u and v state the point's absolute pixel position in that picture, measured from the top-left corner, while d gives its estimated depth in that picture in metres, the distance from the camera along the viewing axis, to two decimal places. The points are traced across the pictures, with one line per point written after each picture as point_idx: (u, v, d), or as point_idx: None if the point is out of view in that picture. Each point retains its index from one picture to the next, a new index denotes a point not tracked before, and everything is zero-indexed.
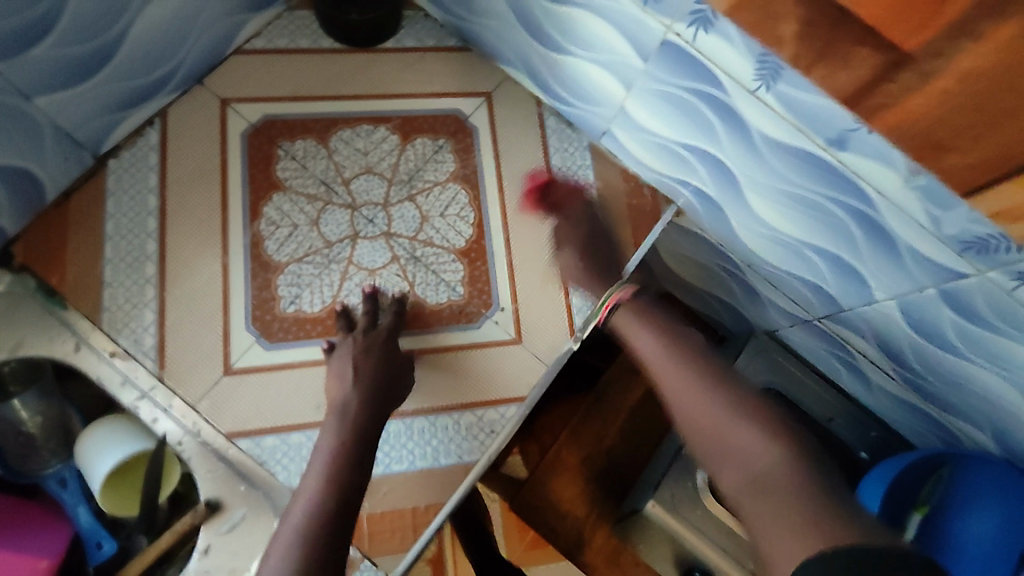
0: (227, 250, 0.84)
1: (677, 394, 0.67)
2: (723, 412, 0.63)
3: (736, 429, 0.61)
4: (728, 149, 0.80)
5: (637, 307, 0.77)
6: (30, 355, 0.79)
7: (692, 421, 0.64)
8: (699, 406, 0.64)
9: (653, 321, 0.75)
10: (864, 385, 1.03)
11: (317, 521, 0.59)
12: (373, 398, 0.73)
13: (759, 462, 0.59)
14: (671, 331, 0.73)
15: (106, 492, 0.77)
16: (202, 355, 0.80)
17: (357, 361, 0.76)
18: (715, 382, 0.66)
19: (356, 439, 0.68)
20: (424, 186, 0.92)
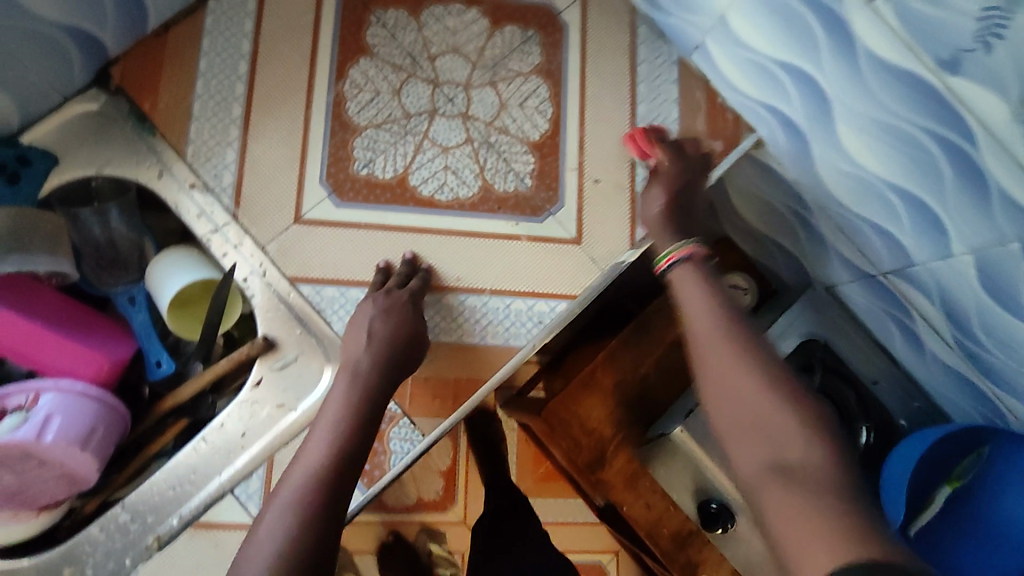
0: (310, 105, 0.86)
1: (709, 366, 0.52)
2: (771, 403, 0.49)
3: (778, 414, 0.48)
4: (827, 70, 0.77)
5: (699, 265, 0.61)
6: (115, 174, 0.83)
7: (713, 387, 0.51)
8: (730, 362, 0.51)
9: (713, 298, 0.57)
10: (916, 353, 1.00)
11: (320, 476, 0.56)
12: (387, 370, 0.71)
13: (794, 446, 0.47)
14: (726, 299, 0.57)
15: (173, 313, 0.83)
16: (275, 201, 0.83)
17: (375, 325, 0.74)
18: (759, 356, 0.51)
19: (369, 404, 0.65)
20: (507, 75, 0.91)
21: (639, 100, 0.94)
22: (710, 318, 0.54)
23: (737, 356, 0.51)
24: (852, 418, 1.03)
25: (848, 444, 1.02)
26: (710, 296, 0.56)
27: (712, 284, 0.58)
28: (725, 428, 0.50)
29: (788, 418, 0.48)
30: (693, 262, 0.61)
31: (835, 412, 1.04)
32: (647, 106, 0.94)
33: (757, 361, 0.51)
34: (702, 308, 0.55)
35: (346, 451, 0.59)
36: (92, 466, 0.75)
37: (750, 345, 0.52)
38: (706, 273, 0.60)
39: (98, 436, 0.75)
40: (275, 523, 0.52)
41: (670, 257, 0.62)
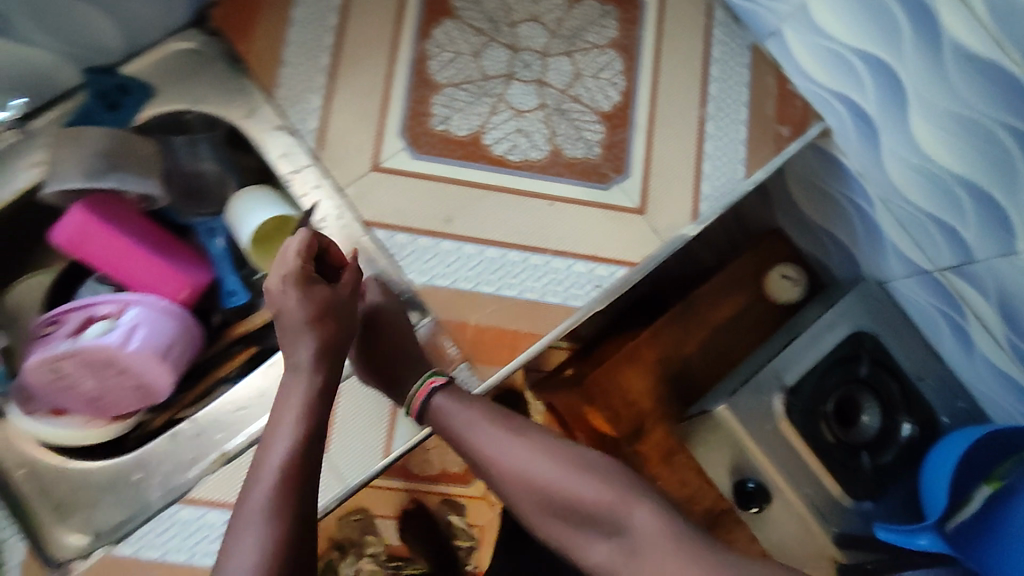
0: (393, 60, 0.89)
1: (500, 460, 0.72)
2: (582, 475, 0.70)
3: (584, 479, 0.69)
4: (907, 60, 0.78)
5: (454, 395, 0.78)
6: (207, 111, 0.86)
7: (544, 489, 0.70)
8: (530, 462, 0.72)
9: (473, 406, 0.76)
10: (965, 353, 1.00)
11: (279, 484, 0.61)
12: (330, 358, 0.72)
13: (594, 498, 0.69)
14: (484, 406, 0.76)
15: (254, 247, 0.86)
16: (354, 148, 0.87)
17: (289, 305, 0.71)
18: (552, 447, 0.72)
19: (320, 403, 0.69)
20: (584, 47, 0.94)
21: (711, 81, 0.95)
22: (484, 432, 0.74)
23: (550, 458, 0.72)
24: (894, 409, 1.06)
25: (886, 437, 1.04)
26: (474, 409, 0.76)
27: (472, 400, 0.77)
28: (553, 512, 0.70)
29: (588, 482, 0.69)
30: (443, 389, 0.77)
31: (877, 401, 1.06)
32: (719, 87, 0.95)
33: (549, 445, 0.73)
34: (473, 420, 0.75)
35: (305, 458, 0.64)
36: (167, 379, 0.80)
37: (539, 445, 0.73)
38: (460, 394, 0.78)
39: (176, 351, 0.80)
40: (246, 540, 0.58)
41: (425, 386, 0.78)
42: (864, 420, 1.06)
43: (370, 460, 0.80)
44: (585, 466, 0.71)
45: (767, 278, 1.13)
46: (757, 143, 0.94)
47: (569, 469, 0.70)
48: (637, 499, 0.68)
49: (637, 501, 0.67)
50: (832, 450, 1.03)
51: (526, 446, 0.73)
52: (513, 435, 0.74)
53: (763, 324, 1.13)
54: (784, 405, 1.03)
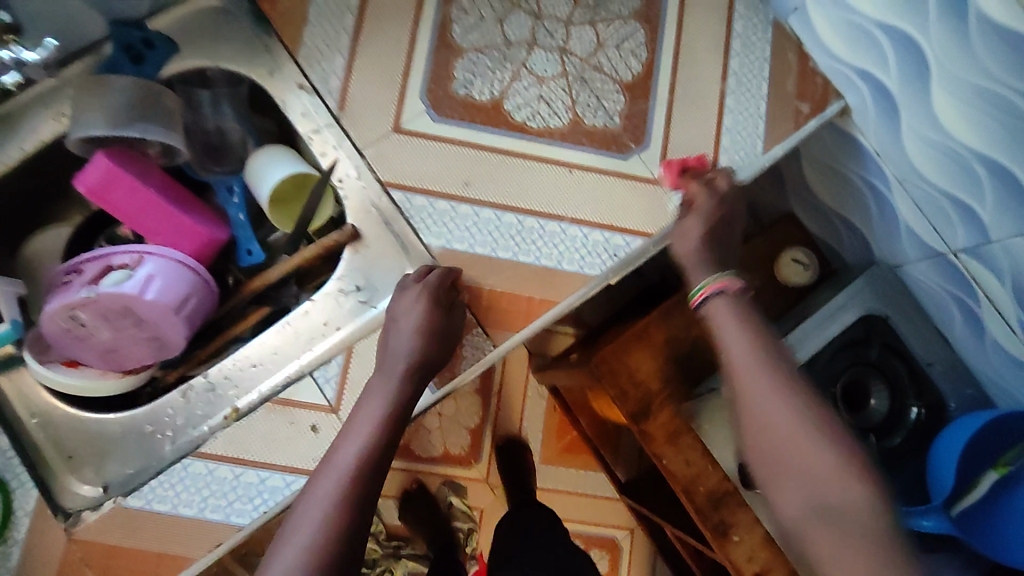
0: (417, 22, 0.89)
1: (747, 387, 0.60)
2: (809, 430, 0.57)
3: (812, 446, 0.56)
4: (932, 31, 0.78)
5: (739, 303, 0.67)
6: (230, 68, 0.86)
7: (766, 450, 0.58)
8: (785, 418, 0.57)
9: (748, 323, 0.65)
10: (974, 340, 1.00)
11: (353, 476, 0.61)
12: (418, 371, 0.76)
13: (829, 470, 0.55)
14: (761, 330, 0.65)
15: (273, 206, 0.87)
16: (375, 109, 0.86)
17: (405, 320, 0.79)
18: (796, 387, 0.60)
19: (396, 407, 0.71)
20: (607, 17, 0.94)
21: (732, 56, 0.95)
22: (746, 353, 0.62)
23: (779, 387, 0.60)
24: (903, 393, 1.07)
25: (897, 419, 1.05)
26: (745, 327, 0.65)
27: (746, 316, 0.66)
28: (756, 460, 0.59)
29: (822, 446, 0.56)
30: (733, 294, 0.68)
31: (885, 384, 1.07)
32: (740, 61, 0.95)
33: (790, 386, 0.60)
34: (735, 325, 0.65)
35: (378, 456, 0.65)
36: (180, 333, 0.79)
37: (782, 380, 0.60)
38: (740, 307, 0.67)
39: (190, 305, 0.79)
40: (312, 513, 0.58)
41: (702, 291, 0.69)
42: (872, 404, 1.06)
43: None
44: (826, 429, 0.58)
45: (778, 262, 1.15)
46: (776, 119, 0.94)
47: (816, 439, 0.57)
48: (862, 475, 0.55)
49: (861, 481, 0.55)
50: (843, 432, 1.03)
51: (786, 394, 0.59)
52: (758, 354, 0.62)
53: (772, 308, 1.16)
54: None
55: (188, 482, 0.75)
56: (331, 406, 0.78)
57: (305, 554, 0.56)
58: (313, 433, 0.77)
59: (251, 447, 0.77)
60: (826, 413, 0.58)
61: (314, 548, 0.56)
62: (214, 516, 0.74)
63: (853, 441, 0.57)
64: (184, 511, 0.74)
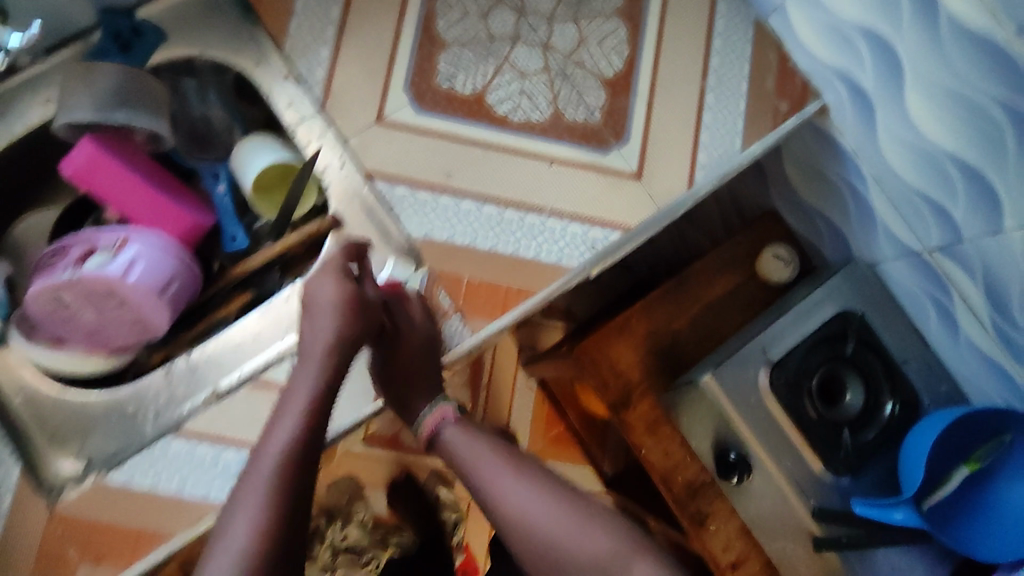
0: (402, 15, 0.91)
1: (511, 502, 0.73)
2: (578, 531, 0.71)
3: (585, 534, 0.71)
4: (907, 33, 0.80)
5: (462, 425, 0.80)
6: (216, 57, 0.88)
7: (549, 544, 0.70)
8: (545, 514, 0.72)
9: (478, 441, 0.78)
10: (949, 337, 1.02)
11: (285, 464, 0.63)
12: (340, 349, 0.72)
13: (602, 551, 0.70)
14: (484, 438, 0.78)
15: (258, 194, 0.89)
16: (360, 100, 0.88)
17: (319, 298, 0.74)
18: (555, 493, 0.73)
19: (326, 392, 0.70)
20: (590, 13, 0.95)
21: (713, 53, 0.96)
22: (484, 457, 0.76)
23: (544, 502, 0.73)
24: (878, 389, 1.06)
25: (871, 414, 1.05)
26: (482, 442, 0.77)
27: (480, 433, 0.78)
28: (527, 554, 0.72)
29: (594, 535, 0.71)
30: (454, 420, 0.80)
31: (861, 379, 1.07)
32: (721, 60, 0.96)
33: (566, 498, 0.73)
34: (479, 453, 0.76)
35: (310, 441, 0.67)
36: (164, 315, 0.81)
37: (550, 486, 0.74)
38: (466, 423, 0.80)
39: (175, 288, 0.80)
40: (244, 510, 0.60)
41: (434, 414, 0.80)
42: (847, 399, 1.07)
43: (360, 407, 0.84)
44: (597, 518, 0.72)
45: (761, 259, 1.14)
46: (756, 117, 0.95)
47: (570, 515, 0.72)
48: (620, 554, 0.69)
49: (641, 552, 0.70)
50: (815, 426, 1.04)
51: (542, 497, 0.73)
52: (512, 463, 0.76)
53: (753, 304, 1.15)
54: (768, 379, 1.05)
55: (169, 460, 0.77)
56: None
57: (247, 544, 0.59)
58: None
59: (231, 425, 0.78)
60: (574, 494, 0.74)
61: (256, 538, 0.59)
62: (194, 492, 0.75)
63: (620, 526, 0.72)
64: (164, 488, 0.76)
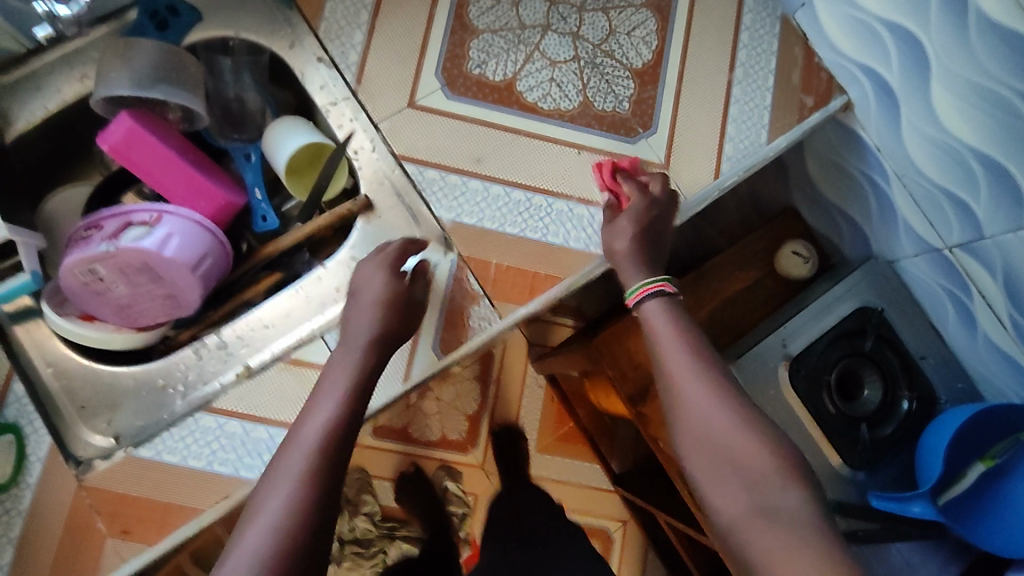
0: (435, 2, 0.92)
1: (690, 398, 0.67)
2: (754, 442, 0.63)
3: (758, 448, 0.63)
4: (932, 29, 0.81)
5: (671, 308, 0.74)
6: (251, 37, 0.89)
7: (714, 443, 0.64)
8: (717, 424, 0.65)
9: (683, 334, 0.72)
10: (967, 334, 1.03)
11: (322, 444, 0.62)
12: (381, 342, 0.76)
13: (765, 474, 0.61)
14: (694, 344, 0.71)
15: (289, 175, 0.90)
16: (392, 85, 0.89)
17: (365, 295, 0.80)
18: (738, 409, 0.66)
19: (365, 371, 0.73)
20: (619, 4, 0.96)
21: (740, 47, 0.97)
22: (681, 349, 0.70)
23: (724, 405, 0.66)
24: (896, 385, 1.07)
25: (889, 410, 1.05)
26: (682, 337, 0.71)
27: (682, 326, 0.73)
28: (698, 449, 0.65)
29: (764, 451, 0.63)
30: (666, 298, 0.74)
31: (879, 375, 1.07)
32: (747, 54, 0.97)
33: (740, 410, 0.66)
34: (672, 337, 0.71)
35: (347, 423, 0.66)
36: (195, 291, 0.81)
37: (725, 397, 0.67)
38: (673, 310, 0.74)
39: (207, 264, 0.81)
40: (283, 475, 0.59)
41: (642, 290, 0.76)
42: (864, 394, 1.07)
43: (392, 386, 0.83)
44: (767, 437, 0.64)
45: (781, 255, 1.16)
46: (781, 111, 0.96)
47: (753, 432, 0.64)
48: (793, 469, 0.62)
49: (796, 483, 0.60)
50: (833, 420, 1.04)
51: (714, 398, 0.66)
52: (709, 377, 0.69)
53: (772, 299, 1.16)
54: (789, 371, 1.04)
55: (198, 436, 0.78)
56: None
57: (281, 519, 0.55)
58: None
59: (260, 404, 0.79)
60: (760, 420, 0.65)
61: (290, 511, 0.55)
62: (223, 469, 0.77)
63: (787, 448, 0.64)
64: (194, 463, 0.77)
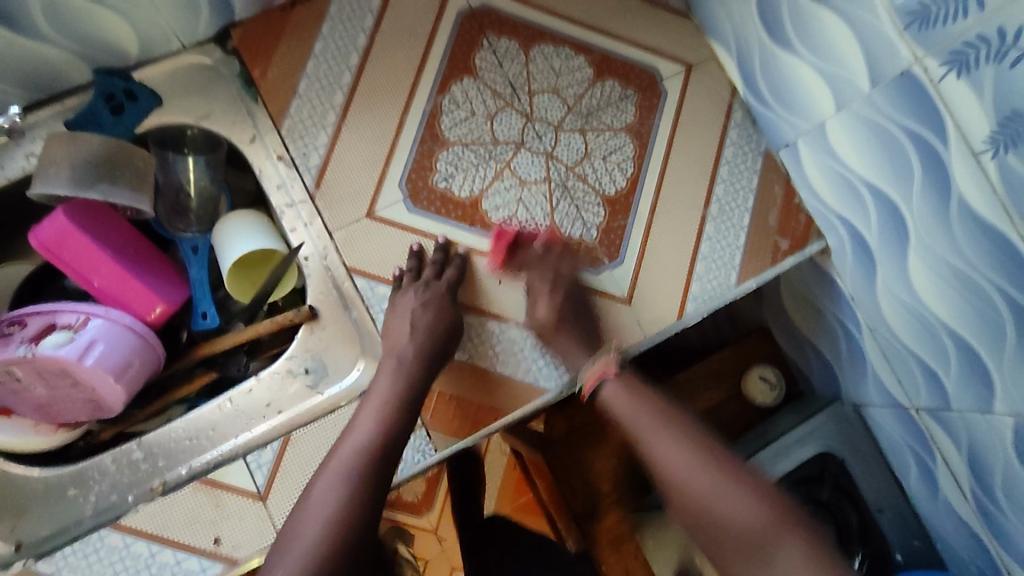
0: (406, 110, 0.89)
1: (662, 464, 0.71)
2: (719, 487, 0.68)
3: (742, 505, 0.67)
4: (914, 201, 0.77)
5: (623, 383, 0.78)
6: (211, 128, 0.86)
7: (693, 496, 0.68)
8: (694, 481, 0.69)
9: (641, 404, 0.76)
10: (929, 495, 0.98)
11: (360, 459, 0.69)
12: (430, 355, 0.79)
13: (753, 522, 0.66)
14: (655, 405, 0.75)
15: (232, 275, 0.86)
16: (352, 193, 0.86)
17: (416, 317, 0.80)
18: (705, 452, 0.70)
19: (411, 390, 0.76)
20: (598, 126, 0.93)
21: (719, 180, 0.94)
22: (647, 427, 0.73)
23: (706, 468, 0.69)
24: (850, 541, 1.05)
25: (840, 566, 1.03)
26: (641, 405, 0.75)
27: (639, 393, 0.77)
28: (687, 511, 0.69)
29: (745, 503, 0.67)
30: (612, 376, 0.78)
31: (834, 528, 1.05)
32: (725, 188, 0.94)
33: (716, 465, 0.69)
34: (634, 413, 0.75)
35: (387, 436, 0.72)
36: (118, 398, 0.77)
37: (690, 446, 0.71)
38: (629, 382, 0.78)
39: (132, 371, 0.77)
40: (329, 486, 0.67)
41: (597, 372, 0.79)
42: None
43: None
44: (744, 482, 0.68)
45: (747, 379, 1.14)
46: (755, 252, 0.93)
47: (728, 485, 0.68)
48: (780, 524, 0.65)
49: (795, 531, 0.65)
50: None
51: (689, 455, 0.70)
52: (686, 441, 0.72)
53: (737, 424, 1.13)
54: None
55: (102, 554, 0.74)
56: (259, 493, 0.76)
57: (321, 528, 0.64)
58: (215, 544, 0.74)
59: (169, 525, 0.75)
60: (729, 459, 0.70)
61: (328, 522, 0.64)
62: None
63: (776, 493, 0.68)
64: None
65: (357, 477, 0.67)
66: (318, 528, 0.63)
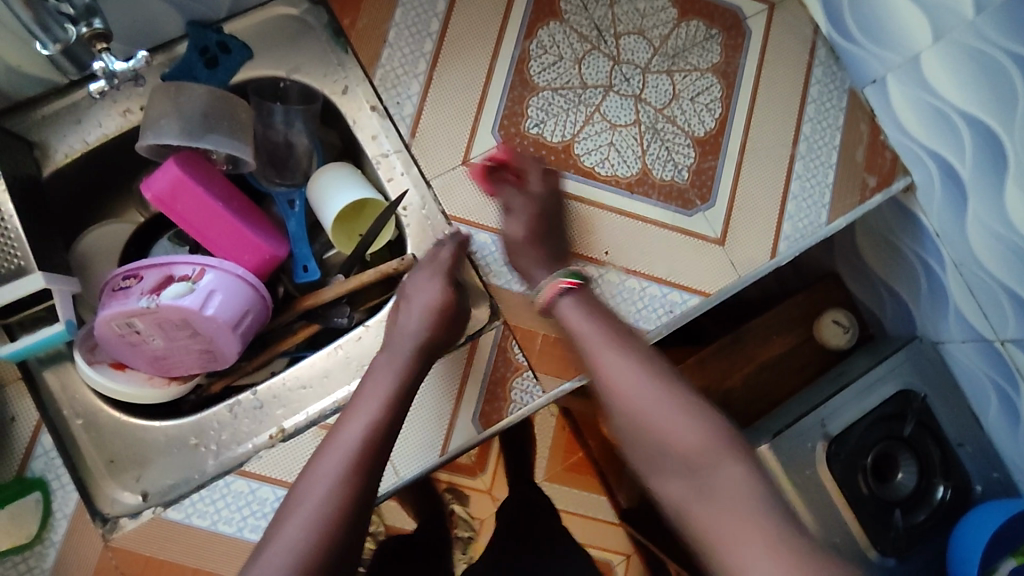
0: (495, 56, 0.88)
1: (607, 374, 0.70)
2: (665, 403, 0.67)
3: (680, 425, 0.66)
4: (1017, 127, 0.78)
5: (581, 299, 0.76)
6: (303, 79, 0.85)
7: (635, 411, 0.67)
8: (637, 394, 0.68)
9: (591, 319, 0.74)
10: (1009, 429, 1.01)
11: (352, 455, 0.66)
12: (439, 333, 0.77)
13: (694, 444, 0.65)
14: (608, 325, 0.74)
15: (335, 227, 0.86)
16: (448, 141, 0.86)
17: (417, 297, 0.78)
18: (659, 375, 0.69)
19: (405, 384, 0.73)
20: (685, 67, 0.92)
21: (805, 120, 0.94)
22: (601, 341, 0.72)
23: (655, 386, 0.68)
24: (932, 473, 1.05)
25: (923, 497, 1.03)
26: (597, 320, 0.74)
27: (599, 312, 0.75)
28: (623, 424, 0.68)
29: (688, 421, 0.66)
30: (569, 292, 0.76)
31: (915, 460, 1.05)
32: (812, 127, 0.94)
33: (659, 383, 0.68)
34: (597, 335, 0.73)
35: (380, 436, 0.69)
36: (234, 348, 0.78)
37: (638, 365, 0.70)
38: (588, 300, 0.77)
39: (247, 321, 0.78)
40: (314, 488, 0.64)
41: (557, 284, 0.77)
42: (899, 477, 1.05)
43: (427, 457, 0.79)
44: (690, 405, 0.68)
45: (821, 324, 1.15)
46: (843, 190, 0.93)
47: (668, 404, 0.67)
48: (714, 449, 0.65)
49: (736, 455, 0.65)
50: (866, 503, 1.00)
51: (640, 374, 0.69)
52: (636, 362, 0.70)
53: (807, 367, 1.16)
54: (827, 452, 1.01)
55: (229, 500, 0.74)
56: None
57: (303, 530, 0.61)
58: None
59: (295, 470, 0.76)
60: (696, 397, 0.69)
61: (309, 526, 0.61)
62: (254, 536, 0.73)
63: (715, 425, 0.67)
64: (223, 528, 0.73)
65: (345, 477, 0.65)
66: (300, 530, 0.61)
